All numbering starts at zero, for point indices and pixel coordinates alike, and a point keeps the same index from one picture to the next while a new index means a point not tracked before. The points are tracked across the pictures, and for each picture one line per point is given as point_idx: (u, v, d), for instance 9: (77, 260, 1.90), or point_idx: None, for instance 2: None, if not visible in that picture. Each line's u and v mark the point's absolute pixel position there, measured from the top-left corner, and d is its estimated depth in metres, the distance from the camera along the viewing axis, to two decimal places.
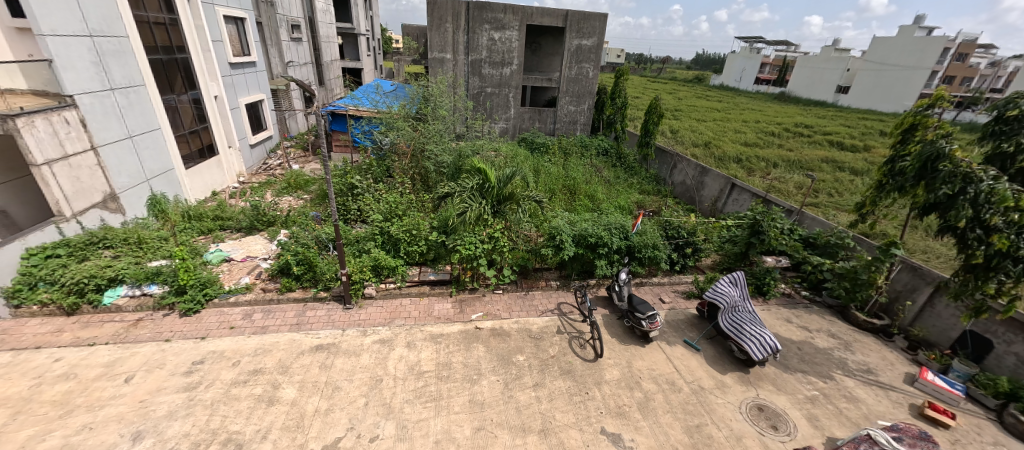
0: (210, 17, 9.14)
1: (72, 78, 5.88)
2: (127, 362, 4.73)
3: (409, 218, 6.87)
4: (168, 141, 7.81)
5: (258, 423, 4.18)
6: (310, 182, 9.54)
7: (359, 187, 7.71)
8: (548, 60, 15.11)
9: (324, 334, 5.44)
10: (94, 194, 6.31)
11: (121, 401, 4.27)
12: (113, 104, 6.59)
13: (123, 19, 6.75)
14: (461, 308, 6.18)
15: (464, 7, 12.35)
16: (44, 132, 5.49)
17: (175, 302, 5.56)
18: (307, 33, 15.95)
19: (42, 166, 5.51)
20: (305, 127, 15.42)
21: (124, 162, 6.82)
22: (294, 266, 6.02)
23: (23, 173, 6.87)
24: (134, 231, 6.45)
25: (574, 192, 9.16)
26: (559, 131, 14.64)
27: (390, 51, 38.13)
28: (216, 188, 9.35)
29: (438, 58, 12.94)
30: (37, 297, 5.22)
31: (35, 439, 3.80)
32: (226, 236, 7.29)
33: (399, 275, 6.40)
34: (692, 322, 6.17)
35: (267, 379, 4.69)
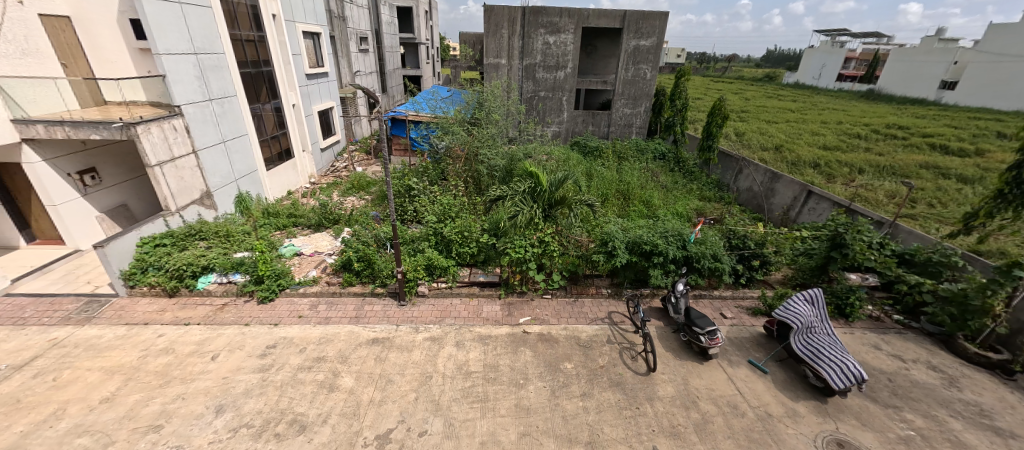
0: (291, 33, 10.06)
1: (180, 91, 6.76)
2: (214, 342, 5.30)
3: (461, 220, 7.04)
4: (253, 146, 8.72)
5: (319, 408, 4.46)
6: (371, 184, 10.14)
7: (415, 189, 8.04)
8: (603, 62, 14.85)
9: (380, 328, 5.71)
10: (193, 191, 7.21)
11: (207, 376, 4.78)
12: (211, 113, 7.49)
13: (221, 38, 7.65)
14: (509, 311, 6.18)
15: (520, 13, 12.52)
16: (157, 137, 6.37)
17: (254, 290, 6.14)
18: (373, 44, 17.09)
19: (155, 167, 6.39)
20: (368, 132, 16.47)
21: (218, 164, 7.72)
22: (356, 262, 6.40)
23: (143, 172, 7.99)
24: (223, 225, 7.23)
25: (628, 197, 8.85)
26: (613, 135, 14.26)
27: (447, 57, 39.61)
28: (291, 188, 10.25)
29: (493, 63, 13.20)
30: (147, 279, 6.02)
31: (140, 404, 4.38)
32: (298, 232, 7.94)
33: (450, 275, 6.57)
34: (758, 342, 5.65)
35: (328, 367, 5.01)
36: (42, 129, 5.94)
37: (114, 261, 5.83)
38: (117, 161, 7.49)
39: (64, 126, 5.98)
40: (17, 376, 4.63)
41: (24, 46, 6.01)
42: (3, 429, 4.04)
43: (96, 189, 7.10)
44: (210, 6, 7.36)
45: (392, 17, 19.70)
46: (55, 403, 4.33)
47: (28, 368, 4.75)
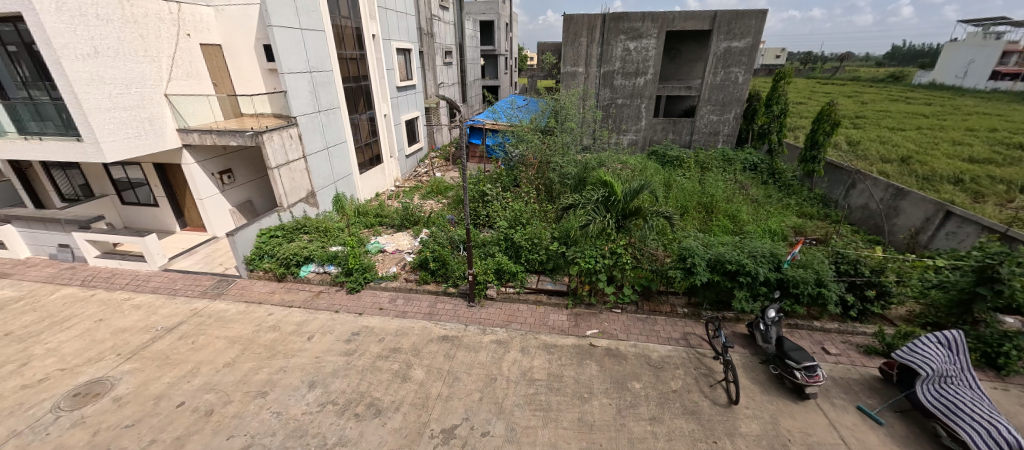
0: (387, 50, 11.09)
1: (297, 104, 7.82)
2: (311, 324, 6.01)
3: (531, 227, 7.12)
4: (350, 152, 9.77)
5: (394, 395, 4.80)
6: (448, 188, 10.71)
7: (489, 195, 8.32)
8: (687, 67, 14.05)
9: (450, 327, 5.98)
10: (301, 191, 8.28)
11: (304, 354, 5.41)
12: (319, 123, 8.55)
13: (330, 57, 8.70)
14: (577, 322, 6.07)
15: (600, 20, 12.42)
16: (277, 144, 7.45)
17: (344, 281, 6.81)
18: (456, 57, 18.20)
19: (274, 169, 7.45)
20: (448, 139, 17.49)
21: (321, 168, 8.77)
22: (431, 261, 6.79)
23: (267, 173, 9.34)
24: (323, 222, 8.17)
25: (711, 211, 8.21)
26: (696, 144, 13.34)
27: (525, 67, 40.61)
28: (378, 191, 11.26)
29: (570, 72, 13.23)
30: (262, 265, 7.03)
31: (252, 370, 5.12)
32: (383, 231, 8.67)
33: (519, 280, 6.63)
34: (872, 386, 4.82)
35: (403, 358, 5.37)
36: (196, 136, 7.27)
37: (239, 247, 6.90)
38: (247, 163, 8.90)
39: (211, 134, 7.25)
40: (168, 337, 5.70)
41: (188, 69, 7.44)
42: (156, 378, 4.99)
43: (230, 186, 8.49)
44: (324, 30, 8.42)
45: (475, 31, 20.79)
46: (192, 362, 5.24)
47: (176, 331, 5.82)
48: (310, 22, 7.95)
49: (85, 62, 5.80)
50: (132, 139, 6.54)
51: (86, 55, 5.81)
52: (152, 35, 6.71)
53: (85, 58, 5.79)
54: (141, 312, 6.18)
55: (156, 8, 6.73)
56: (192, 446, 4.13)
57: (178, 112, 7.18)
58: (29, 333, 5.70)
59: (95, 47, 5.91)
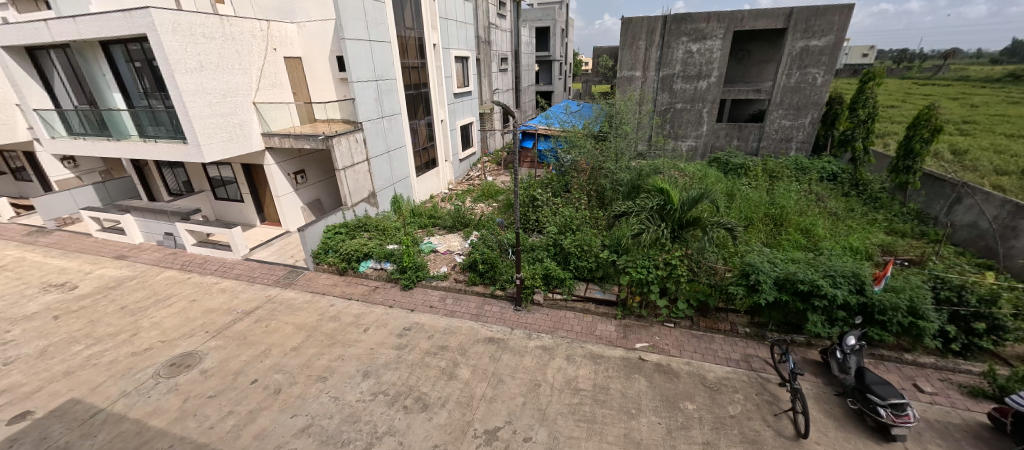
0: (446, 59, 11.56)
1: (363, 111, 8.38)
2: (367, 317, 6.38)
3: (581, 233, 7.04)
4: (408, 156, 10.28)
5: (440, 391, 4.94)
6: (499, 192, 10.88)
7: (539, 200, 8.35)
8: (756, 68, 13.16)
9: (497, 329, 6.05)
10: (363, 192, 8.84)
11: (360, 345, 5.75)
12: (382, 129, 9.10)
13: (394, 67, 9.24)
14: (625, 334, 5.87)
15: (661, 23, 12.03)
16: (344, 147, 8.03)
17: (398, 277, 7.16)
18: (512, 64, 18.54)
19: (341, 171, 8.04)
20: (500, 144, 17.82)
21: (382, 170, 9.32)
22: (481, 263, 6.93)
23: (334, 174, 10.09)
24: (381, 221, 8.66)
25: (780, 223, 7.58)
26: (764, 151, 12.41)
27: (579, 72, 40.35)
28: (432, 193, 11.73)
29: (626, 76, 12.94)
30: (327, 259, 7.59)
31: (315, 356, 5.53)
32: (436, 232, 9.00)
33: (566, 287, 6.56)
34: (979, 435, 4.13)
35: (450, 356, 5.52)
36: (277, 140, 8.04)
37: (308, 242, 7.51)
38: (318, 165, 9.68)
39: (289, 138, 7.98)
40: (246, 319, 6.34)
41: (273, 80, 8.28)
42: (235, 356, 5.56)
43: (303, 186, 9.28)
44: (390, 41, 8.96)
45: (530, 38, 21.07)
46: (265, 344, 5.77)
47: (253, 314, 6.45)
48: (378, 35, 8.51)
49: (192, 76, 6.68)
50: (226, 143, 7.39)
51: (193, 69, 6.69)
52: (246, 51, 7.56)
53: (192, 72, 6.66)
54: (225, 296, 6.94)
55: (250, 26, 7.59)
56: (261, 421, 4.55)
57: (263, 118, 8.01)
58: (139, 307, 6.63)
59: (200, 63, 6.80)
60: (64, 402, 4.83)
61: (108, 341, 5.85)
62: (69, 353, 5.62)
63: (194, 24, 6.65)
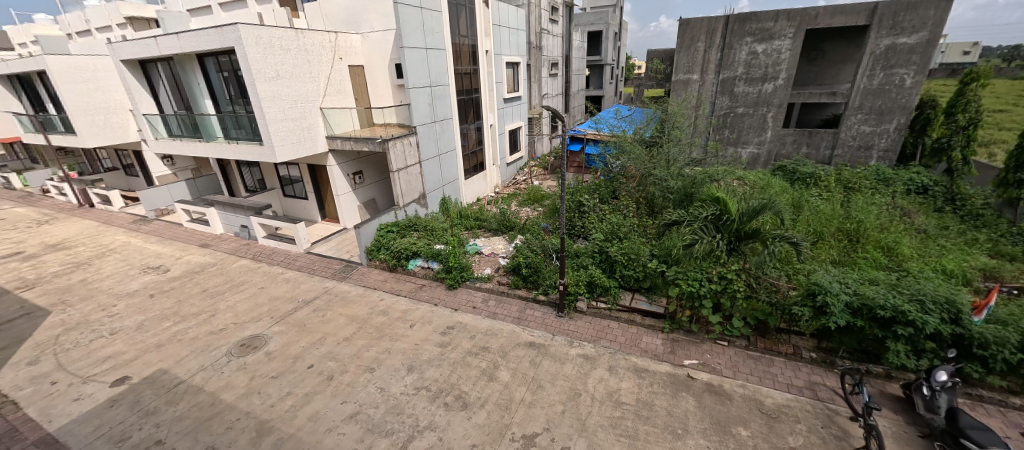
0: (497, 65, 11.79)
1: (417, 115, 8.77)
2: (414, 313, 6.63)
3: (629, 241, 6.85)
4: (457, 160, 10.58)
5: (480, 392, 5.00)
6: (545, 197, 10.88)
7: (586, 205, 8.23)
8: (832, 70, 12.10)
9: (538, 334, 6.02)
10: (414, 193, 9.22)
11: (406, 339, 5.99)
12: (433, 133, 9.45)
13: (448, 73, 9.57)
14: (673, 349, 5.59)
15: (723, 23, 11.47)
16: (399, 150, 8.44)
17: (444, 277, 7.37)
18: (562, 68, 18.51)
19: (395, 172, 8.44)
20: (548, 149, 17.81)
21: (432, 173, 9.67)
22: (524, 267, 6.95)
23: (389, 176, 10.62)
24: (430, 221, 8.97)
25: (855, 239, 6.87)
26: (839, 159, 11.31)
27: (631, 76, 39.38)
28: (479, 196, 11.97)
29: (683, 79, 12.48)
30: (378, 256, 7.99)
31: (364, 347, 5.84)
32: (481, 234, 9.17)
33: (611, 296, 6.38)
34: None
35: (491, 357, 5.58)
36: (339, 142, 8.61)
37: (362, 239, 7.95)
38: (374, 167, 10.24)
39: (349, 140, 8.53)
40: (305, 308, 6.84)
41: (338, 87, 8.92)
42: (295, 341, 6.02)
43: (360, 186, 9.85)
44: (444, 49, 9.31)
45: (582, 42, 20.96)
46: (321, 333, 6.19)
47: (312, 304, 6.96)
48: (434, 43, 8.87)
49: (269, 84, 7.38)
50: (295, 145, 8.05)
51: (271, 78, 7.39)
52: (316, 60, 8.22)
53: (269, 80, 7.36)
54: (289, 285, 7.54)
55: (321, 38, 8.25)
56: (315, 403, 4.87)
57: (328, 122, 8.63)
58: (217, 291, 7.39)
59: (277, 72, 7.49)
60: (154, 370, 5.49)
61: (191, 320, 6.58)
62: (160, 328, 6.38)
63: (273, 37, 7.35)
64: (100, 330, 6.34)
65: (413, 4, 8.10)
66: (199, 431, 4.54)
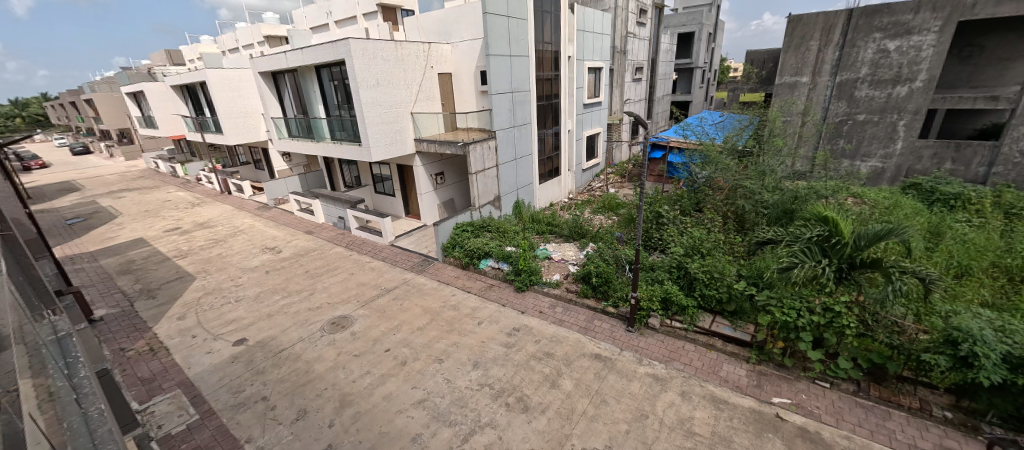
0: (579, 70, 11.69)
1: (497, 120, 9.09)
2: (483, 311, 6.85)
3: (713, 259, 6.35)
4: (533, 165, 10.73)
5: (541, 397, 4.98)
6: (620, 205, 10.55)
7: (665, 217, 7.78)
8: (993, 69, 9.92)
9: (605, 346, 5.82)
10: (489, 195, 9.55)
11: (473, 336, 6.20)
12: (512, 138, 9.70)
13: (530, 79, 9.74)
14: (759, 382, 5.01)
15: (844, 18, 10.08)
16: (478, 154, 8.81)
17: (513, 279, 7.49)
18: (647, 72, 17.75)
19: (474, 174, 8.83)
20: (626, 156, 17.25)
21: (508, 176, 9.93)
22: (594, 276, 6.79)
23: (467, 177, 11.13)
24: (503, 223, 9.22)
25: (1019, 279, 5.53)
26: (998, 178, 9.21)
27: (726, 79, 36.39)
28: (552, 201, 12.00)
29: (788, 82, 11.13)
30: (453, 253, 8.40)
31: (435, 338, 6.17)
32: (553, 239, 9.16)
33: (688, 316, 5.94)
34: None
35: (554, 364, 5.54)
36: (425, 145, 9.25)
37: (440, 236, 8.44)
38: (454, 169, 10.81)
39: (434, 143, 9.11)
40: (386, 296, 7.46)
41: (428, 93, 9.61)
42: (376, 325, 6.59)
43: (441, 186, 10.47)
44: (528, 55, 9.51)
45: (671, 45, 19.89)
46: (399, 320, 6.70)
47: (392, 292, 7.56)
48: (518, 50, 9.12)
49: (370, 90, 8.25)
50: (388, 146, 8.83)
51: (372, 85, 8.26)
52: (411, 69, 8.96)
53: (370, 87, 8.23)
54: (374, 273, 8.29)
55: (416, 48, 8.98)
56: (388, 385, 5.27)
57: (417, 126, 9.31)
58: (316, 273, 8.40)
59: (377, 80, 8.35)
60: (264, 336, 6.41)
61: (295, 296, 7.56)
62: (272, 300, 7.44)
63: (377, 49, 8.20)
64: (228, 297, 7.60)
65: (501, 13, 8.42)
66: (295, 394, 5.19)
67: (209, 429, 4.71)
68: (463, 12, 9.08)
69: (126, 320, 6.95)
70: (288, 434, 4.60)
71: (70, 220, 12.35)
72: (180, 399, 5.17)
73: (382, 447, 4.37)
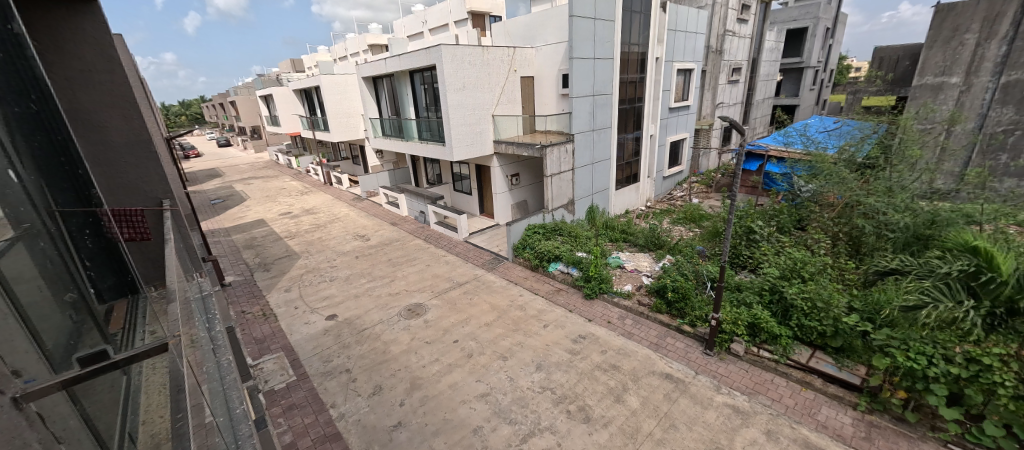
0: (667, 72, 11.09)
1: (576, 124, 9.02)
2: (549, 314, 6.84)
3: (816, 285, 5.60)
4: (610, 170, 10.45)
5: (604, 410, 4.82)
6: (704, 217, 9.80)
7: (758, 234, 7.07)
8: None
9: (678, 367, 5.44)
10: (563, 198, 9.52)
11: (538, 338, 6.22)
12: (590, 141, 9.55)
13: (613, 82, 9.47)
14: (869, 435, 4.28)
15: (1017, 5, 8.20)
16: (555, 157, 8.83)
17: (582, 285, 7.36)
18: (746, 74, 16.19)
19: (549, 177, 8.86)
20: (714, 164, 15.97)
21: (583, 181, 9.80)
22: (670, 291, 6.39)
23: (542, 180, 11.20)
24: (575, 228, 9.12)
25: None
26: None
27: (845, 80, 31.66)
28: (628, 208, 11.57)
29: (932, 83, 9.59)
30: (523, 253, 8.51)
31: (501, 336, 6.32)
32: (626, 248, 8.82)
33: (780, 347, 5.32)
34: None
35: (621, 377, 5.32)
36: (503, 146, 9.52)
37: (512, 236, 8.62)
38: (529, 171, 10.94)
39: (512, 145, 9.33)
40: (458, 289, 7.82)
41: (510, 97, 9.88)
42: (447, 315, 6.95)
43: (516, 187, 10.68)
44: (613, 58, 9.26)
45: (777, 43, 17.91)
46: (468, 313, 6.98)
47: (463, 286, 7.91)
48: (602, 52, 8.94)
49: (456, 94, 8.74)
50: (469, 146, 9.23)
51: (458, 88, 8.74)
52: (495, 73, 9.29)
53: (456, 90, 8.71)
54: (448, 267, 8.75)
55: (502, 53, 9.28)
56: (454, 374, 5.52)
57: (497, 128, 9.62)
58: (397, 262, 9.12)
59: (463, 84, 8.81)
60: (351, 315, 7.12)
61: (378, 281, 8.30)
62: (359, 282, 8.25)
63: (465, 54, 8.64)
64: (325, 276, 8.59)
65: (588, 16, 8.34)
66: (373, 371, 5.68)
67: (303, 389, 5.38)
68: (549, 16, 9.15)
69: (247, 287, 8.23)
70: (365, 406, 5.06)
71: (213, 201, 15.00)
72: (283, 360, 5.97)
73: (445, 433, 4.60)
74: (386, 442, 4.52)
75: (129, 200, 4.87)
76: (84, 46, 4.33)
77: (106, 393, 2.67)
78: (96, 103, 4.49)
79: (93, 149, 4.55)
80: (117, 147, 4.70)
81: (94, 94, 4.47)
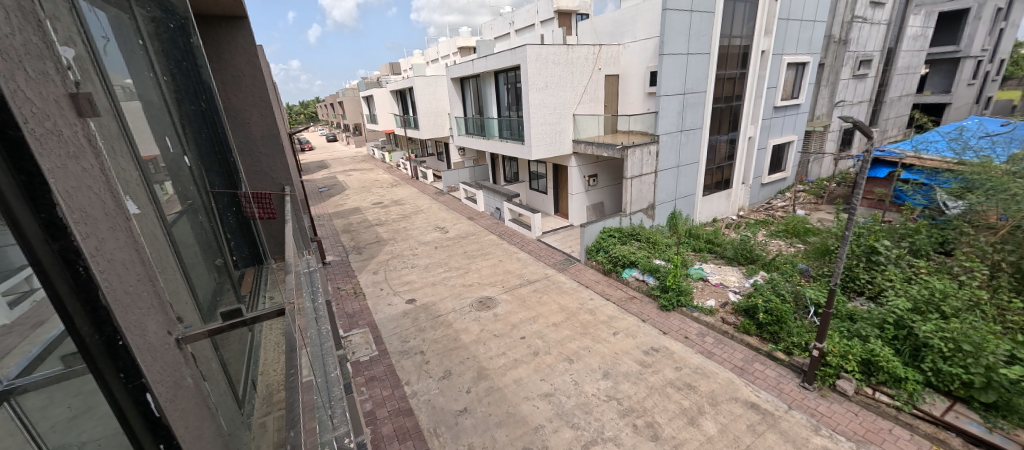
0: (775, 67, 9.92)
1: (663, 124, 8.53)
2: (620, 322, 6.58)
3: (962, 324, 4.64)
4: (698, 174, 9.68)
5: (674, 431, 4.51)
6: (809, 231, 8.63)
7: (882, 255, 6.02)
8: None
9: (766, 397, 4.84)
10: (643, 202, 9.08)
11: (607, 344, 6.03)
12: (677, 142, 8.95)
13: (708, 78, 8.73)
14: None
15: None
16: (637, 158, 8.47)
17: (658, 295, 6.96)
18: (878, 66, 13.76)
19: (629, 179, 8.53)
20: (827, 172, 13.93)
21: (666, 184, 9.24)
22: (761, 312, 5.74)
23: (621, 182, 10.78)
24: (653, 234, 8.68)
25: None
26: None
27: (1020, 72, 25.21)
28: (716, 216, 10.65)
29: None
30: (597, 256, 8.28)
31: (569, 338, 6.24)
32: (710, 259, 8.12)
33: (905, 391, 4.45)
34: None
35: (696, 398, 4.92)
36: (582, 146, 9.37)
37: (586, 238, 8.46)
38: (609, 172, 10.63)
39: (592, 145, 9.13)
40: (527, 286, 7.91)
41: (593, 95, 9.67)
42: (516, 311, 7.06)
43: (593, 188, 10.44)
44: (709, 52, 8.54)
45: (923, 29, 14.95)
46: (536, 312, 7.03)
47: (531, 284, 7.97)
48: (698, 46, 8.31)
49: (538, 93, 8.80)
50: (548, 145, 9.25)
51: (541, 88, 8.81)
52: (579, 72, 9.19)
53: (539, 89, 8.79)
54: (519, 264, 8.90)
55: (587, 51, 9.14)
56: (520, 370, 5.60)
57: (577, 127, 9.47)
58: (472, 255, 9.52)
59: (546, 83, 8.87)
60: (428, 300, 7.61)
61: (453, 271, 8.73)
62: (436, 271, 8.78)
63: (550, 53, 8.68)
64: (407, 262, 9.33)
65: (683, 8, 7.82)
66: (446, 355, 6.03)
67: (383, 364, 5.92)
68: (640, 10, 8.75)
69: (343, 267, 9.29)
70: (435, 388, 5.39)
71: (320, 188, 17.23)
72: (368, 335, 6.62)
73: (507, 427, 4.70)
74: (452, 425, 4.77)
75: (260, 185, 5.78)
76: (237, 55, 5.24)
77: (236, 344, 3.21)
78: (243, 103, 5.40)
79: (239, 140, 5.50)
80: (257, 139, 5.63)
81: (241, 95, 5.39)
